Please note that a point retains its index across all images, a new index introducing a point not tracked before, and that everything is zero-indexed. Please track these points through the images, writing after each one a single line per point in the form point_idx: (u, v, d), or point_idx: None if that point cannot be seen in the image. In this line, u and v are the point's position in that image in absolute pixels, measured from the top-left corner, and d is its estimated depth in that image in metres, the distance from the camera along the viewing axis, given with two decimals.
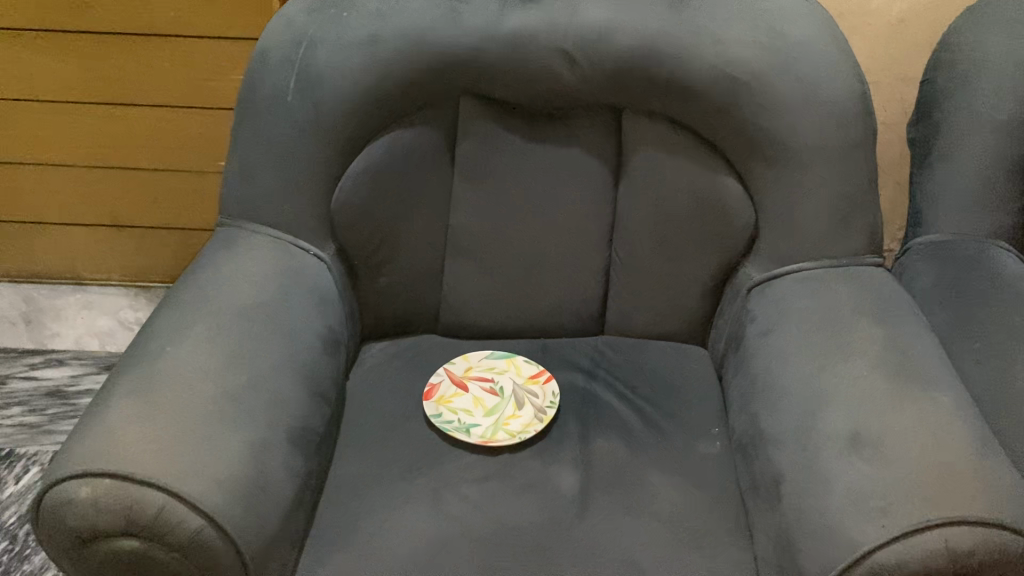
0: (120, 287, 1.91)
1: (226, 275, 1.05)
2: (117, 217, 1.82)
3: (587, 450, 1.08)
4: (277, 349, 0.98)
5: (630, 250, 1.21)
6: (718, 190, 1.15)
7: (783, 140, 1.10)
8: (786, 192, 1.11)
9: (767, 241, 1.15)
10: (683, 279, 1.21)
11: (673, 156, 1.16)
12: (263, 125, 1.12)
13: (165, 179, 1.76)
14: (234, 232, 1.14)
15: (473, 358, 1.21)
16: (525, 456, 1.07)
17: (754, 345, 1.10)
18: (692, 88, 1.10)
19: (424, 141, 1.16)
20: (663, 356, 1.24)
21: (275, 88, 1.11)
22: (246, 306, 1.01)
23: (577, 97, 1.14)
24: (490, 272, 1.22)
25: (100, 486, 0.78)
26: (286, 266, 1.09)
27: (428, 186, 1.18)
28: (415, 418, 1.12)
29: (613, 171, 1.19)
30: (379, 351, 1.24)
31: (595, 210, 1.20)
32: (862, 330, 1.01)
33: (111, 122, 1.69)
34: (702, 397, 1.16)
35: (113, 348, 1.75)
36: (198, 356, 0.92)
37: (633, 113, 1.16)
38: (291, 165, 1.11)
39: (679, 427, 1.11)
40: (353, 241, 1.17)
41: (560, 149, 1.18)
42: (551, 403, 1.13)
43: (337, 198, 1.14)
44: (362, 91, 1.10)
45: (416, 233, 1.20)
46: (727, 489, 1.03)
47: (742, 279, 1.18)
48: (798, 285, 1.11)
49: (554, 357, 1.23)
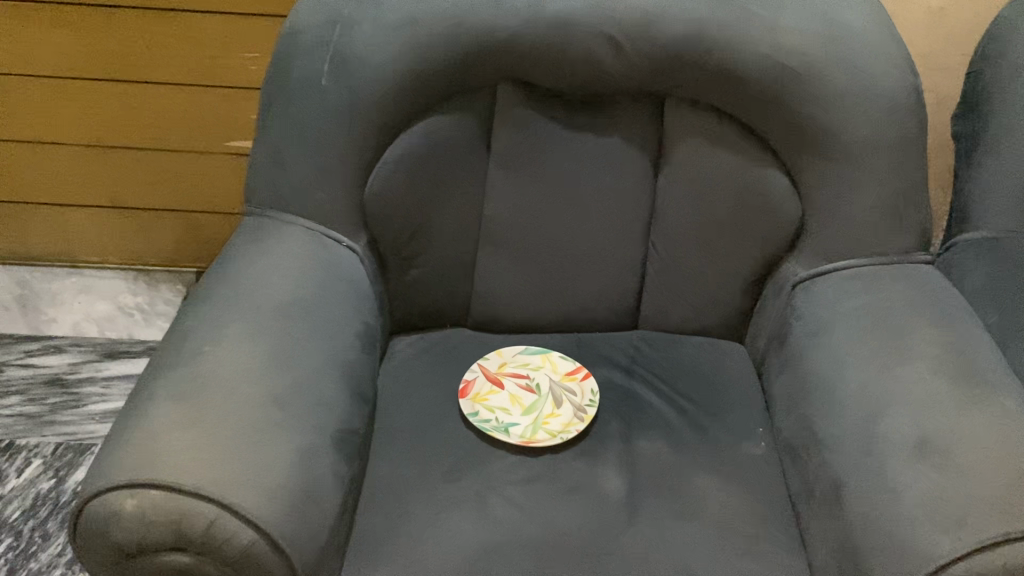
0: (117, 270, 1.83)
1: (260, 268, 1.00)
2: (116, 198, 1.75)
3: (631, 451, 1.05)
4: (317, 348, 0.94)
5: (669, 243, 1.18)
6: (763, 183, 1.12)
7: (835, 134, 1.06)
8: (835, 186, 1.08)
9: (815, 236, 1.11)
10: (723, 273, 1.18)
11: (717, 147, 1.12)
12: (294, 111, 1.06)
13: (169, 159, 1.69)
14: (263, 223, 1.09)
15: (507, 353, 1.17)
16: (568, 457, 1.03)
17: (803, 344, 1.07)
18: (742, 78, 1.06)
19: (461, 127, 1.11)
20: (701, 352, 1.20)
21: (307, 72, 1.06)
22: (283, 302, 0.96)
23: (620, 85, 1.10)
24: (525, 264, 1.18)
25: (146, 497, 0.74)
26: (319, 258, 1.04)
27: (463, 175, 1.13)
28: (452, 417, 1.08)
29: (653, 161, 1.15)
30: (408, 345, 1.19)
31: (634, 202, 1.16)
32: (918, 331, 0.99)
33: (113, 98, 1.62)
34: (744, 395, 1.13)
35: (114, 334, 1.69)
36: (239, 356, 0.87)
37: (676, 102, 1.13)
38: (324, 153, 1.06)
39: (724, 427, 1.08)
40: (385, 232, 1.12)
41: (601, 138, 1.14)
42: (589, 402, 1.10)
43: (371, 187, 1.09)
44: (399, 76, 1.05)
45: (448, 223, 1.15)
46: (778, 492, 1.01)
47: (786, 274, 1.15)
48: (846, 283, 1.09)
49: (590, 352, 1.20)
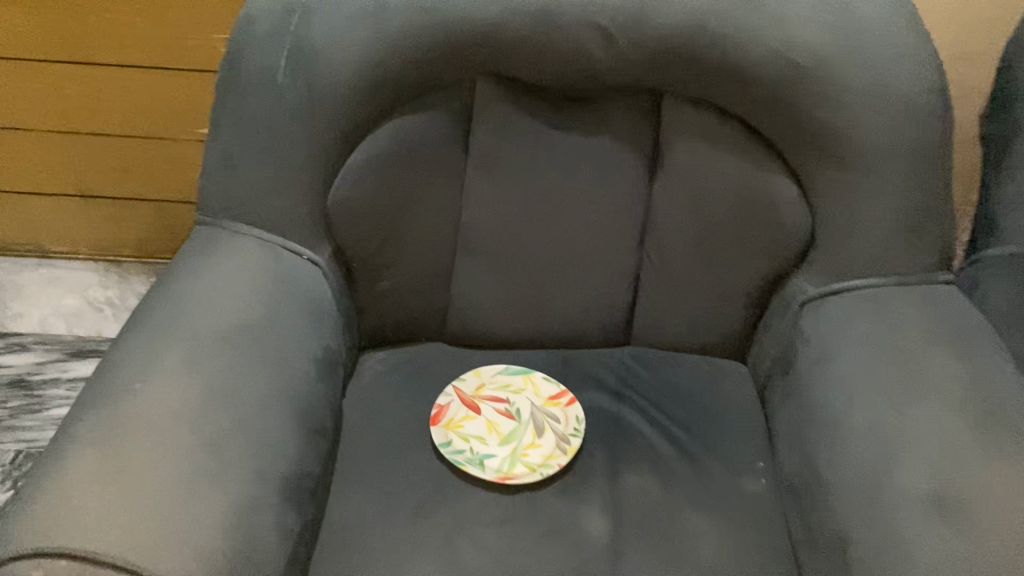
0: (88, 261, 1.74)
1: (206, 286, 0.90)
2: (84, 186, 1.65)
3: (617, 487, 0.95)
4: (266, 380, 0.84)
5: (664, 254, 1.08)
6: (769, 191, 1.01)
7: (849, 138, 0.96)
8: (848, 196, 0.98)
9: (825, 250, 1.01)
10: (723, 288, 1.08)
11: (718, 150, 1.02)
12: (248, 108, 0.96)
13: (136, 146, 1.59)
14: (215, 234, 0.98)
15: (485, 373, 1.07)
16: (547, 494, 0.94)
17: (809, 372, 0.96)
18: (746, 74, 0.96)
19: (435, 127, 1.01)
20: (698, 372, 1.10)
21: (261, 65, 0.95)
22: (230, 327, 0.86)
23: (611, 80, 1.00)
24: (506, 276, 1.08)
25: (53, 569, 0.65)
26: (274, 273, 0.94)
27: (437, 179, 1.03)
28: (421, 446, 0.99)
29: (648, 164, 1.05)
30: (378, 362, 1.10)
31: (627, 209, 1.06)
32: (939, 364, 0.88)
33: (75, 81, 1.51)
34: (744, 422, 1.03)
35: (82, 332, 1.60)
36: (174, 394, 0.78)
37: (674, 100, 1.02)
38: (280, 156, 0.96)
39: (720, 461, 0.99)
40: (351, 241, 1.02)
41: (590, 139, 1.03)
42: (574, 431, 1.00)
43: (335, 193, 0.99)
44: (365, 71, 0.94)
45: (421, 232, 1.05)
46: (777, 537, 0.91)
47: (793, 291, 1.05)
48: (859, 304, 0.98)
49: (576, 372, 1.10)
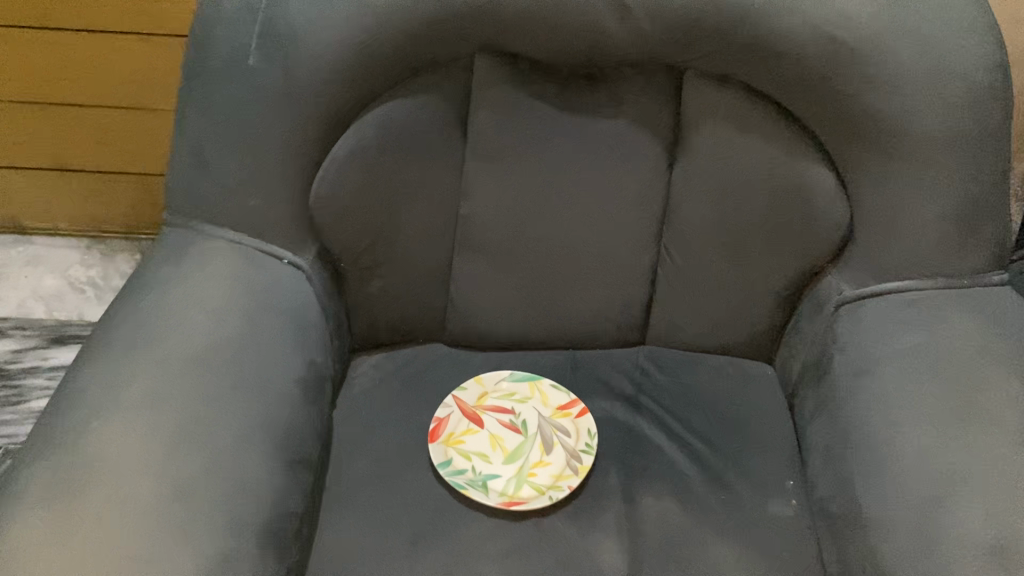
0: (69, 238, 1.64)
1: (176, 301, 0.81)
2: (61, 159, 1.54)
3: (634, 511, 0.87)
4: (244, 409, 0.75)
5: (684, 248, 0.98)
6: (802, 181, 0.91)
7: (896, 123, 0.85)
8: (893, 188, 0.87)
9: (865, 247, 0.91)
10: (749, 285, 0.98)
11: (746, 135, 0.91)
12: (218, 95, 0.85)
13: (113, 117, 1.48)
14: (185, 238, 0.89)
15: (488, 380, 0.98)
16: (558, 520, 0.86)
17: (846, 385, 0.87)
18: (779, 49, 0.85)
19: (430, 112, 0.90)
20: (721, 376, 1.01)
21: (230, 44, 0.84)
22: (203, 350, 0.77)
23: (627, 56, 0.88)
24: (510, 273, 0.99)
25: None
26: (252, 282, 0.85)
27: (433, 169, 0.93)
28: (419, 465, 0.90)
29: (667, 149, 0.94)
30: (371, 368, 1.00)
31: (643, 199, 0.96)
32: (997, 387, 0.79)
33: (43, 49, 1.40)
34: (771, 434, 0.94)
35: (63, 317, 1.51)
36: (138, 433, 0.70)
37: (698, 77, 0.91)
38: (257, 149, 0.86)
39: (746, 479, 0.90)
40: (338, 240, 0.92)
41: (603, 122, 0.92)
42: (585, 447, 0.92)
43: (318, 189, 0.89)
44: (348, 50, 0.83)
45: (415, 227, 0.95)
46: (810, 568, 0.83)
47: (826, 290, 0.95)
48: (902, 309, 0.88)
49: (587, 378, 1.01)
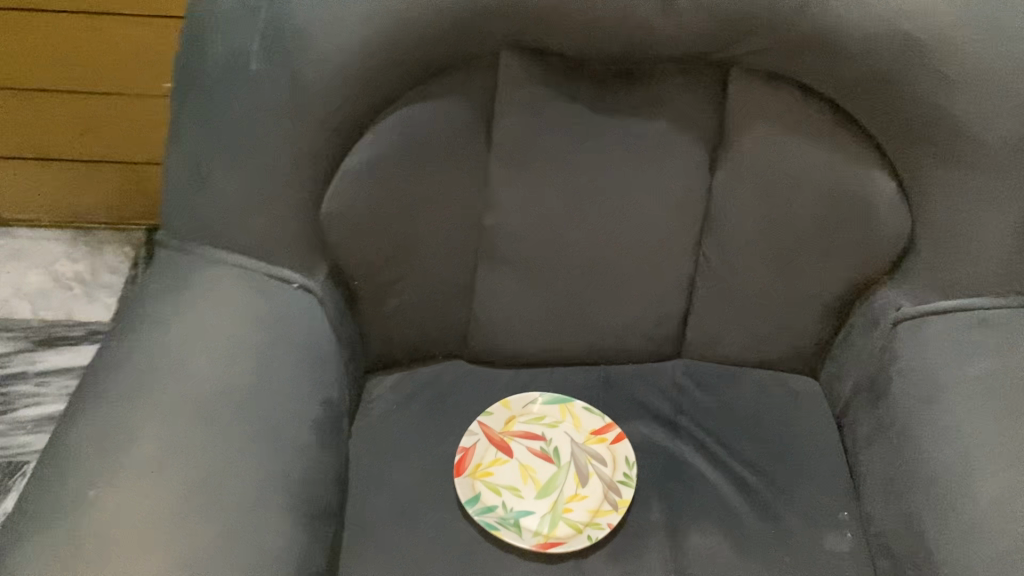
0: (52, 230, 1.54)
1: (178, 341, 0.73)
2: (40, 147, 1.45)
3: (681, 550, 0.81)
4: (257, 464, 0.68)
5: (726, 259, 0.90)
6: (861, 188, 0.83)
7: (967, 130, 0.78)
8: (964, 201, 0.81)
9: (929, 262, 0.84)
10: (797, 296, 0.91)
11: (798, 138, 0.83)
12: (217, 106, 0.76)
13: (99, 104, 1.39)
14: (184, 264, 0.80)
15: (515, 403, 0.91)
16: (599, 562, 0.79)
17: (910, 413, 0.81)
18: (842, 47, 0.76)
19: (451, 117, 0.81)
20: (765, 393, 0.94)
21: (229, 49, 0.75)
22: (210, 398, 0.70)
23: (670, 52, 0.79)
24: (539, 287, 0.91)
25: None
26: (260, 315, 0.77)
27: (454, 179, 0.84)
28: (445, 502, 0.83)
29: (710, 153, 0.86)
30: (388, 391, 0.93)
31: (683, 207, 0.88)
32: None
33: (22, 32, 1.30)
34: (822, 460, 0.88)
35: (50, 316, 1.41)
36: (141, 500, 0.62)
37: (745, 74, 0.82)
38: (262, 165, 0.77)
39: (798, 512, 0.83)
40: (351, 259, 0.84)
41: (641, 124, 0.84)
42: (624, 478, 0.85)
43: (329, 205, 0.80)
44: (363, 53, 0.75)
45: (435, 241, 0.87)
46: None
47: (882, 304, 0.88)
48: (970, 330, 0.83)
49: (622, 399, 0.94)
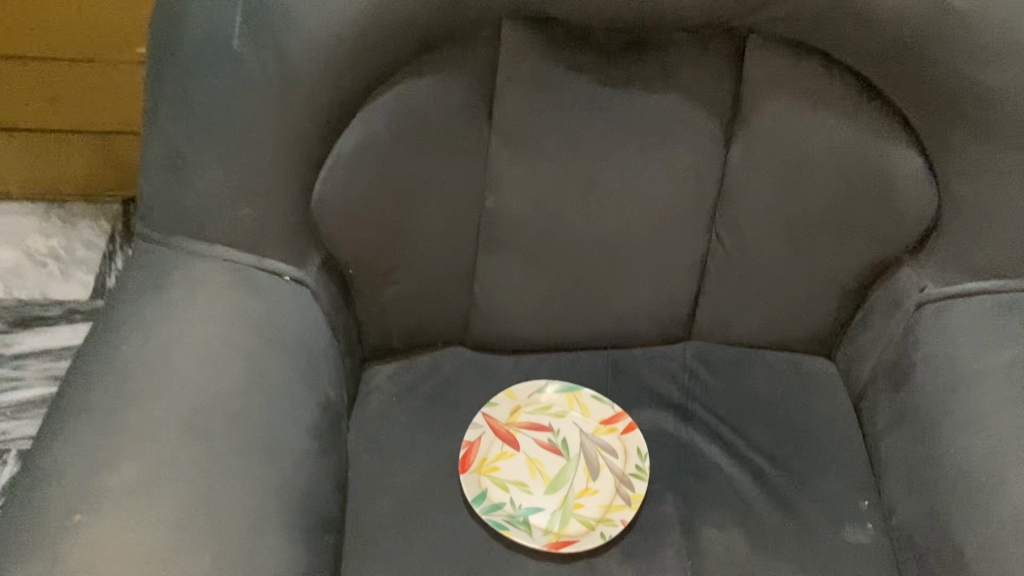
0: (21, 204, 1.45)
1: (163, 347, 0.68)
2: (4, 117, 1.38)
3: (697, 546, 0.78)
4: (253, 478, 0.64)
5: (740, 239, 0.86)
6: (885, 165, 0.79)
7: (1000, 104, 0.73)
8: (997, 178, 0.76)
9: (956, 242, 0.80)
10: (813, 278, 0.87)
11: (818, 112, 0.78)
12: (196, 87, 0.70)
13: (66, 70, 1.33)
14: (166, 259, 0.75)
15: (520, 392, 0.87)
16: (612, 561, 0.76)
17: (935, 401, 0.77)
18: (869, 15, 0.71)
19: (450, 94, 0.76)
20: (778, 377, 0.91)
21: (208, 26, 0.69)
22: (200, 408, 0.65)
23: (684, 21, 0.74)
24: (543, 272, 0.86)
25: None
26: (250, 315, 0.73)
27: (454, 160, 0.79)
28: (449, 501, 0.79)
29: (725, 128, 0.81)
30: (387, 382, 0.89)
31: (696, 186, 0.83)
32: None
33: None
34: (840, 447, 0.85)
35: (23, 294, 1.35)
36: (129, 524, 0.58)
37: (763, 44, 0.77)
38: (247, 151, 0.72)
39: (816, 502, 0.80)
40: (346, 248, 0.79)
41: (652, 99, 0.78)
42: (636, 470, 0.81)
43: (323, 193, 0.75)
44: (354, 28, 0.68)
45: (434, 226, 0.82)
46: None
47: (904, 285, 0.84)
48: (998, 314, 0.80)
49: (630, 386, 0.90)
